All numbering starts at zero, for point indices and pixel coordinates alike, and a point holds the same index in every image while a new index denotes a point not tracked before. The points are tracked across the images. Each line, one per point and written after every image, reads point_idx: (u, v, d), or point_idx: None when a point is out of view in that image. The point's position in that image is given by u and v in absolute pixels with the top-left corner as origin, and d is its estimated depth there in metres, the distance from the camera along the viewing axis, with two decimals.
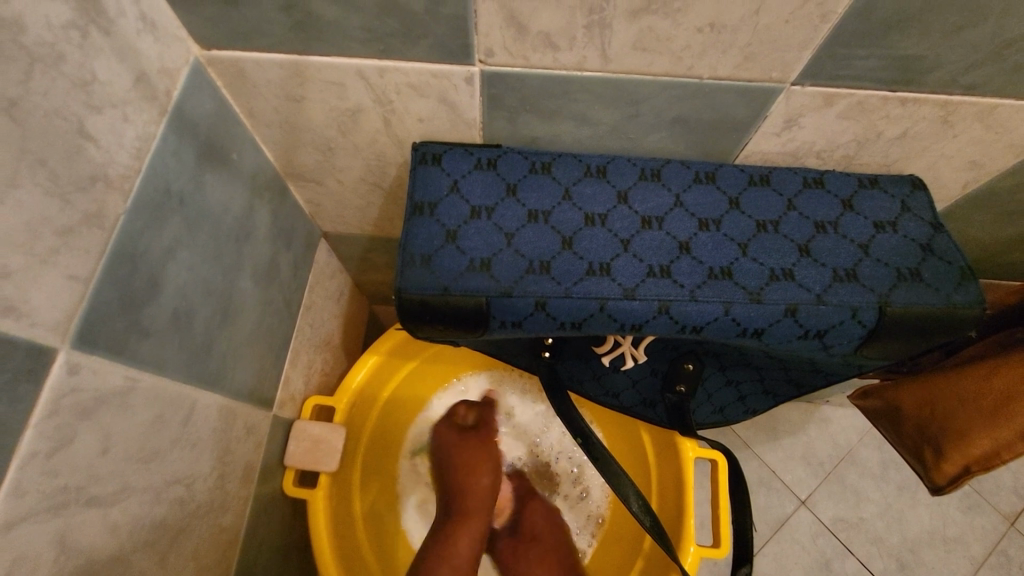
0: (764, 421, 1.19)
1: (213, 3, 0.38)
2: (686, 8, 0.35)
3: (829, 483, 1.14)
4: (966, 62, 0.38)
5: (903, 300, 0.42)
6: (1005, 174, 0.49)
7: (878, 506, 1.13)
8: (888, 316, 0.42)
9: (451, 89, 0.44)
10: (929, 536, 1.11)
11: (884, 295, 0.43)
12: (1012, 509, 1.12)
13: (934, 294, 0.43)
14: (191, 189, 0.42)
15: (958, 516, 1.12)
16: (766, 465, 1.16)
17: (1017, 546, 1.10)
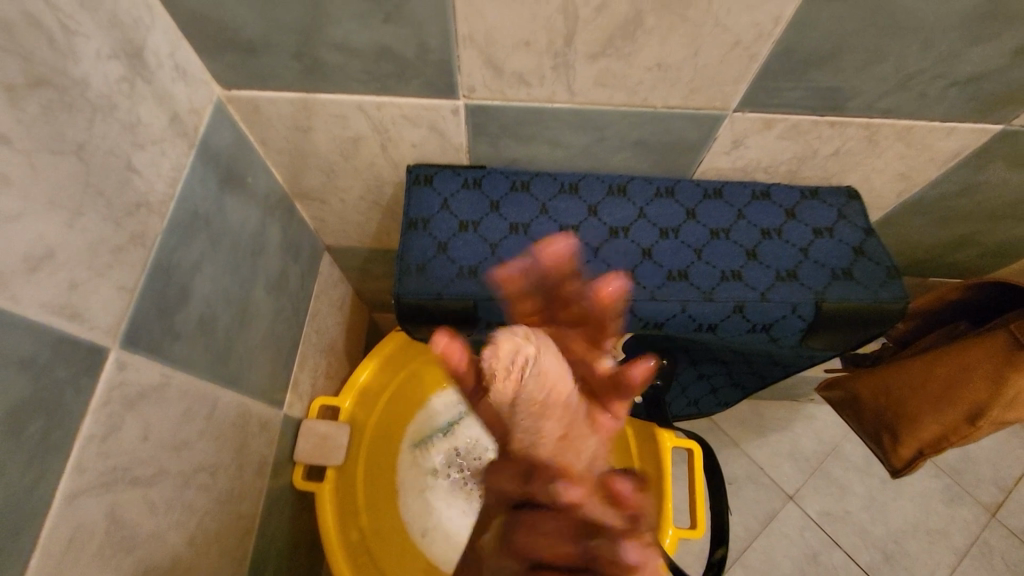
0: (750, 420, 1.25)
1: (236, 53, 0.44)
2: (637, 52, 0.42)
3: (815, 478, 1.20)
4: (878, 92, 0.44)
5: (836, 296, 0.49)
6: (932, 184, 0.55)
7: (862, 500, 1.18)
8: (825, 310, 0.48)
9: (441, 119, 0.50)
10: (913, 527, 1.16)
11: (820, 292, 0.49)
12: (992, 500, 1.18)
13: (864, 290, 0.49)
14: (214, 210, 0.49)
15: (941, 507, 1.18)
16: (753, 462, 1.21)
17: (997, 535, 1.15)
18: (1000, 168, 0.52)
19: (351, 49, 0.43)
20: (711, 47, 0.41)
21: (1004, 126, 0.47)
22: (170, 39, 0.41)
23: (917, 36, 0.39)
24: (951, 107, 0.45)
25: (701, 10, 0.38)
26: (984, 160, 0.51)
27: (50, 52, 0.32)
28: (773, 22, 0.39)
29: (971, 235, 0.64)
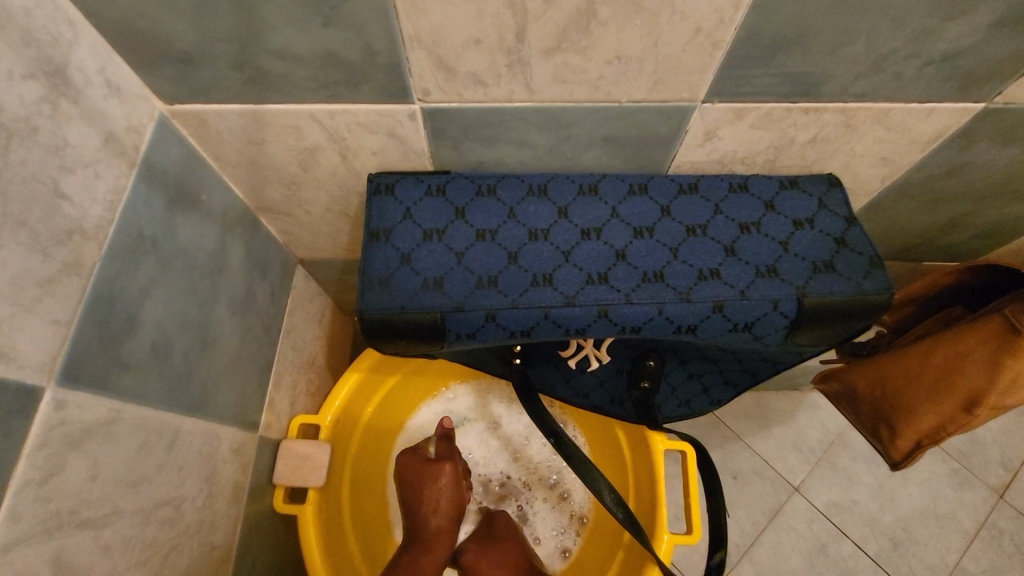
0: (752, 412, 1.23)
1: (174, 66, 0.42)
2: (593, 45, 0.39)
3: (821, 469, 1.18)
4: (851, 75, 0.42)
5: (818, 290, 0.47)
6: (917, 167, 0.53)
7: (870, 488, 1.16)
8: (807, 305, 0.46)
9: (398, 125, 0.48)
10: (922, 514, 1.14)
11: (801, 287, 0.47)
12: (1000, 482, 1.16)
13: (846, 283, 0.47)
14: (163, 231, 0.46)
15: (949, 493, 1.16)
16: (757, 455, 1.19)
17: (1007, 517, 1.13)
18: (985, 147, 0.50)
19: (293, 56, 0.41)
20: (670, 36, 0.39)
21: (986, 103, 0.45)
22: (97, 54, 0.39)
23: (886, 14, 0.37)
24: (929, 86, 0.43)
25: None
26: (969, 140, 0.49)
27: None
28: (733, 5, 0.36)
29: (960, 218, 0.61)
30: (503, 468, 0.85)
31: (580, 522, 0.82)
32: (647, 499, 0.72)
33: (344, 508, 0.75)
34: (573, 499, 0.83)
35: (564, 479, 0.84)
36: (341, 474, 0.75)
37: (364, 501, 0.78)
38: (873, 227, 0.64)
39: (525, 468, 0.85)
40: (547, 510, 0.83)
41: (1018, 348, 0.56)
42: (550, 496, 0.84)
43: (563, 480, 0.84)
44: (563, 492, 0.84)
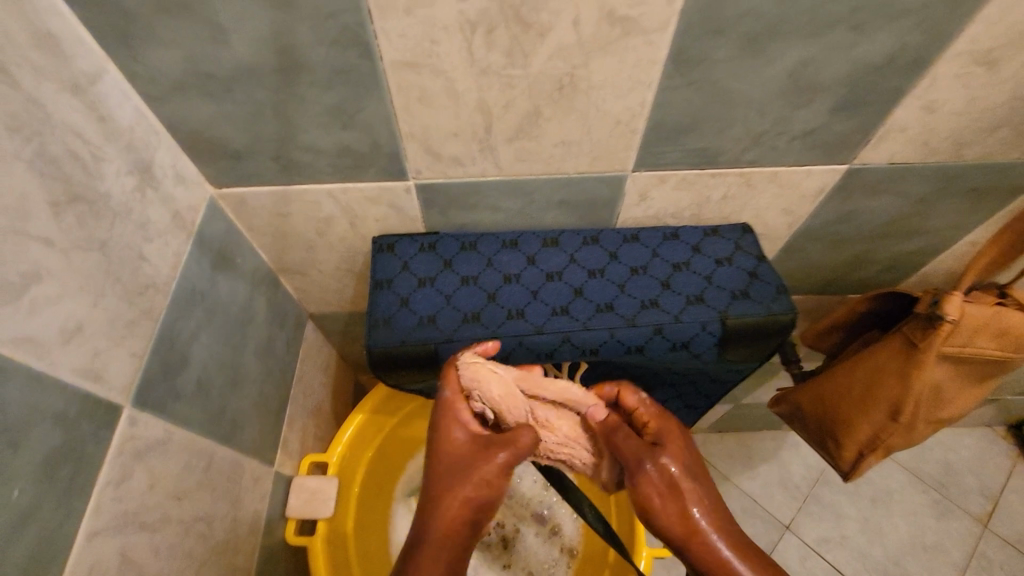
0: (740, 453, 1.35)
1: (226, 160, 0.55)
2: (542, 134, 0.53)
3: (808, 505, 1.28)
4: (739, 148, 0.55)
5: (736, 312, 0.58)
6: (813, 216, 0.66)
7: (858, 522, 1.26)
8: (729, 325, 0.57)
9: (397, 197, 0.61)
10: (911, 546, 1.24)
11: (723, 310, 0.58)
12: (982, 510, 1.28)
13: (759, 306, 0.58)
14: (208, 286, 0.58)
15: (934, 523, 1.27)
16: (746, 494, 1.29)
17: (993, 546, 1.24)
18: (861, 199, 0.64)
19: (318, 149, 0.54)
20: (599, 127, 0.52)
21: (849, 164, 0.58)
22: (171, 154, 0.52)
23: (752, 107, 0.50)
24: (800, 154, 0.56)
25: (583, 102, 0.49)
26: (847, 192, 0.62)
27: (83, 174, 0.41)
28: (640, 105, 0.50)
29: (865, 253, 0.74)
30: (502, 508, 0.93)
31: (570, 554, 0.89)
32: (626, 517, 0.80)
33: (349, 539, 0.81)
34: (563, 533, 0.90)
35: (554, 514, 0.92)
36: (347, 507, 0.82)
37: (369, 534, 0.85)
38: (796, 264, 0.77)
39: (519, 505, 0.93)
40: (540, 543, 0.91)
41: (919, 361, 0.66)
42: (543, 530, 0.91)
43: (555, 515, 0.92)
44: (554, 527, 0.91)
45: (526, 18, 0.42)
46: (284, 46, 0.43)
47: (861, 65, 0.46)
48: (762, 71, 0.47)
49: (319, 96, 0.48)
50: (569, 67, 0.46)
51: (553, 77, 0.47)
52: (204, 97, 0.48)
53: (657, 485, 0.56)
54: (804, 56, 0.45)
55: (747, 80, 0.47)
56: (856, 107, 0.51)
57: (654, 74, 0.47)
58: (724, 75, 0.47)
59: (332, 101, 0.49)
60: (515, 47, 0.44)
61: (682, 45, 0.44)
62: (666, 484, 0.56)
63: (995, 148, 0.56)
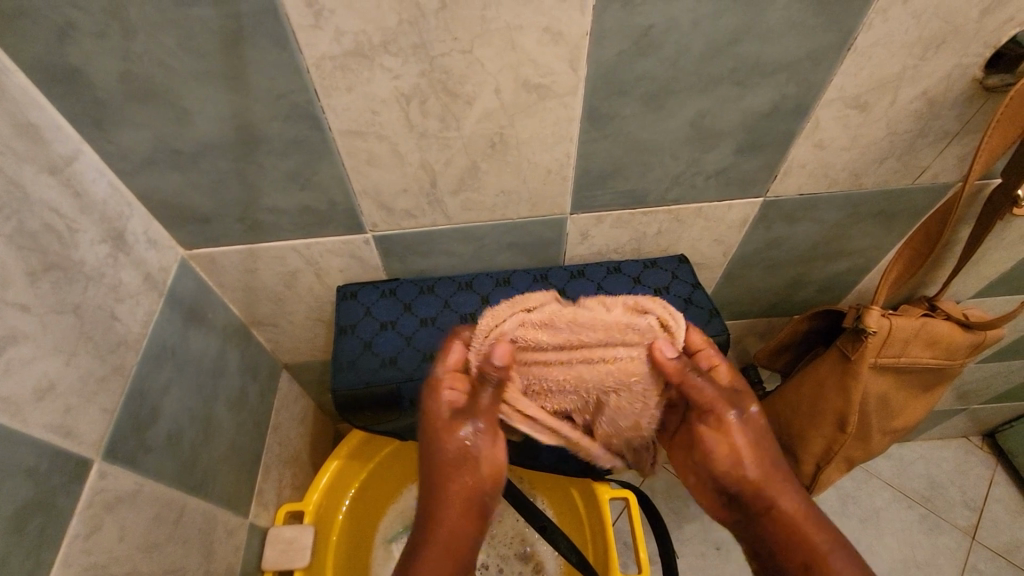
0: None
1: (195, 224, 0.60)
2: (483, 185, 0.59)
3: None
4: (663, 188, 0.62)
5: None
6: (744, 244, 0.72)
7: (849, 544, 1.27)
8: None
9: (357, 249, 0.66)
10: (904, 564, 1.24)
11: None
12: (968, 523, 1.30)
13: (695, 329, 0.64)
14: (178, 342, 0.61)
15: (924, 539, 1.28)
16: None
17: (983, 559, 1.25)
18: (783, 226, 0.70)
19: (280, 210, 0.59)
20: (533, 176, 0.58)
21: (764, 197, 0.65)
22: (144, 222, 0.57)
23: (666, 152, 0.57)
24: (718, 191, 0.63)
25: (515, 156, 0.55)
26: (768, 222, 0.69)
27: (59, 245, 0.46)
28: (567, 155, 0.56)
29: (800, 275, 0.80)
30: (485, 550, 0.93)
31: None
32: (601, 547, 0.81)
33: None
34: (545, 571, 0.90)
35: (536, 552, 0.92)
36: (324, 557, 0.83)
37: None
38: (738, 288, 0.82)
39: (501, 547, 0.93)
40: None
41: (856, 371, 0.70)
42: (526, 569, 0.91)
43: (537, 552, 0.92)
44: (535, 566, 0.92)
45: (453, 89, 0.48)
46: (242, 122, 0.49)
47: (751, 112, 0.53)
48: (668, 122, 0.53)
49: (277, 163, 0.54)
50: (498, 127, 0.52)
51: (485, 136, 0.53)
52: (173, 170, 0.53)
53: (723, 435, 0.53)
54: (701, 107, 0.52)
55: (656, 130, 0.54)
56: (757, 148, 0.58)
57: (574, 129, 0.53)
58: (635, 127, 0.54)
59: (290, 166, 0.54)
60: (447, 113, 0.50)
61: (593, 104, 0.51)
62: (723, 451, 0.52)
63: (889, 176, 0.63)
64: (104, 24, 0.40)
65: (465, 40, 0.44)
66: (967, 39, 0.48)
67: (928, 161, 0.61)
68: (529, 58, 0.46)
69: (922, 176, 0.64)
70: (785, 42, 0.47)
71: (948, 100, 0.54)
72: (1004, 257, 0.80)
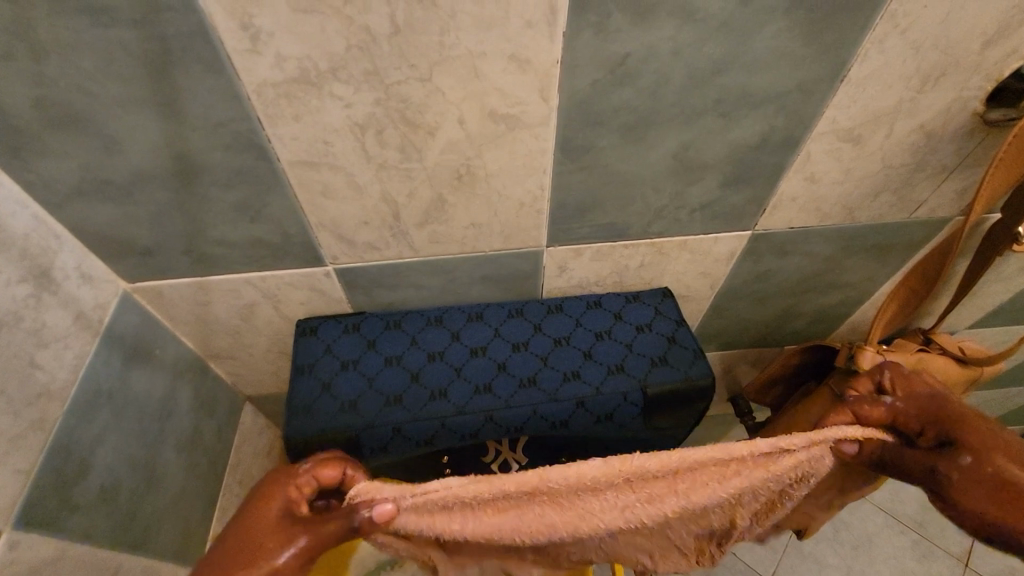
0: None
1: (136, 256, 0.55)
2: (451, 219, 0.54)
3: (790, 557, 1.25)
4: (644, 222, 0.58)
5: (656, 380, 0.59)
6: (730, 277, 0.68)
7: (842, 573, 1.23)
8: (650, 393, 0.58)
9: (317, 282, 0.61)
10: None
11: (642, 379, 0.59)
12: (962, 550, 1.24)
13: (677, 371, 0.60)
14: (119, 385, 0.56)
15: (916, 568, 1.24)
16: None
17: None
18: (772, 259, 0.66)
19: (229, 242, 0.54)
20: (504, 209, 0.54)
21: (752, 231, 0.61)
22: (76, 255, 0.52)
23: (647, 185, 0.53)
24: (704, 224, 0.59)
25: (484, 188, 0.51)
26: (757, 255, 0.65)
27: None
28: (541, 188, 0.52)
29: (790, 307, 0.77)
30: None
31: None
32: None
33: None
34: None
35: None
36: None
37: None
38: (727, 321, 0.79)
39: None
40: None
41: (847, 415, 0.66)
42: None
43: None
44: None
45: (412, 118, 0.44)
46: (179, 152, 0.44)
47: (738, 145, 0.50)
48: (649, 154, 0.49)
49: (223, 194, 0.49)
50: (464, 159, 0.48)
51: (449, 168, 0.48)
52: (105, 202, 0.48)
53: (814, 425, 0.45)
54: (685, 139, 0.48)
55: (636, 163, 0.50)
56: (745, 182, 0.54)
57: (547, 161, 0.49)
58: (613, 159, 0.50)
59: (237, 199, 0.49)
60: (408, 144, 0.46)
61: (567, 135, 0.47)
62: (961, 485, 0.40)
63: (884, 209, 0.59)
64: (9, 46, 0.36)
65: (423, 68, 0.40)
66: (968, 72, 0.45)
67: (924, 196, 0.58)
68: (495, 86, 0.42)
69: (918, 211, 0.60)
70: (773, 73, 0.43)
71: (947, 134, 0.50)
72: (1000, 288, 0.77)
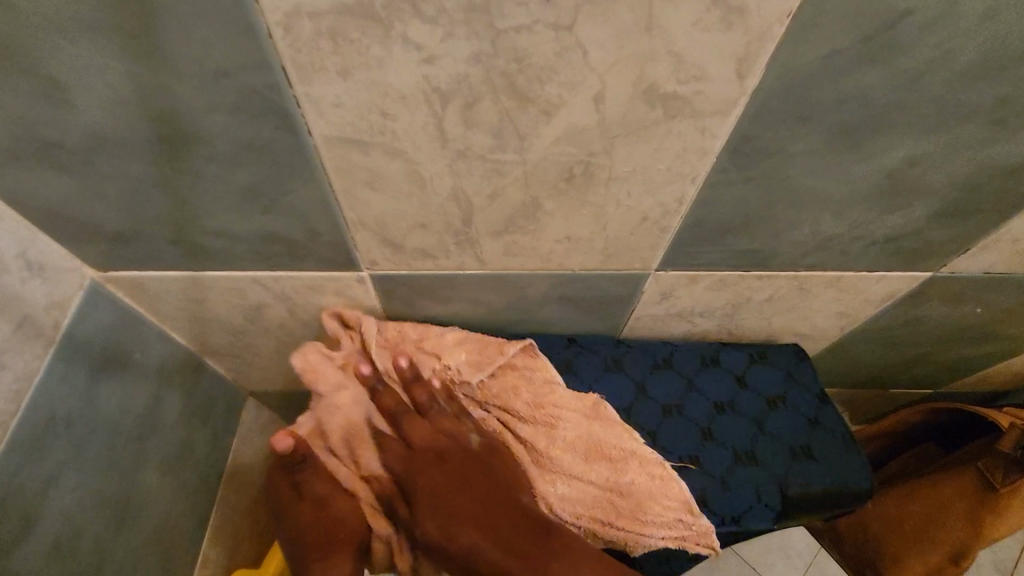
0: None
1: (107, 242, 0.40)
2: (541, 228, 0.39)
3: None
4: (799, 251, 0.42)
5: (801, 481, 0.48)
6: (873, 319, 0.53)
7: None
8: (791, 497, 0.48)
9: (347, 287, 0.47)
10: None
11: (783, 476, 0.49)
12: None
13: (829, 470, 0.49)
14: (82, 407, 0.43)
15: None
16: None
17: None
18: (938, 304, 0.50)
19: (232, 234, 0.39)
20: (618, 222, 0.38)
21: (934, 273, 0.45)
22: (19, 239, 0.37)
23: (828, 208, 0.37)
24: (876, 260, 0.43)
25: (600, 195, 0.35)
26: (920, 299, 0.49)
27: None
28: (679, 200, 0.36)
29: (921, 354, 0.61)
30: None
31: None
32: None
33: None
34: None
35: None
36: None
37: None
38: (841, 362, 0.63)
39: None
40: None
41: (996, 506, 0.54)
42: None
43: None
44: None
45: (525, 88, 0.28)
46: (163, 113, 0.29)
47: (984, 167, 0.34)
48: (852, 169, 0.34)
49: (223, 174, 0.33)
50: (584, 154, 0.32)
51: (560, 163, 0.33)
52: (55, 171, 0.33)
53: (478, 501, 0.44)
54: (917, 152, 0.32)
55: (829, 177, 0.34)
56: (961, 214, 0.38)
57: (703, 167, 0.33)
58: (800, 169, 0.34)
59: (244, 182, 0.34)
60: (506, 125, 0.30)
61: (747, 133, 0.31)
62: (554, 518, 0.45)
63: None
64: None
65: (563, 7, 0.24)
66: None
67: None
68: (669, 49, 0.26)
69: None
70: None
71: None
72: None
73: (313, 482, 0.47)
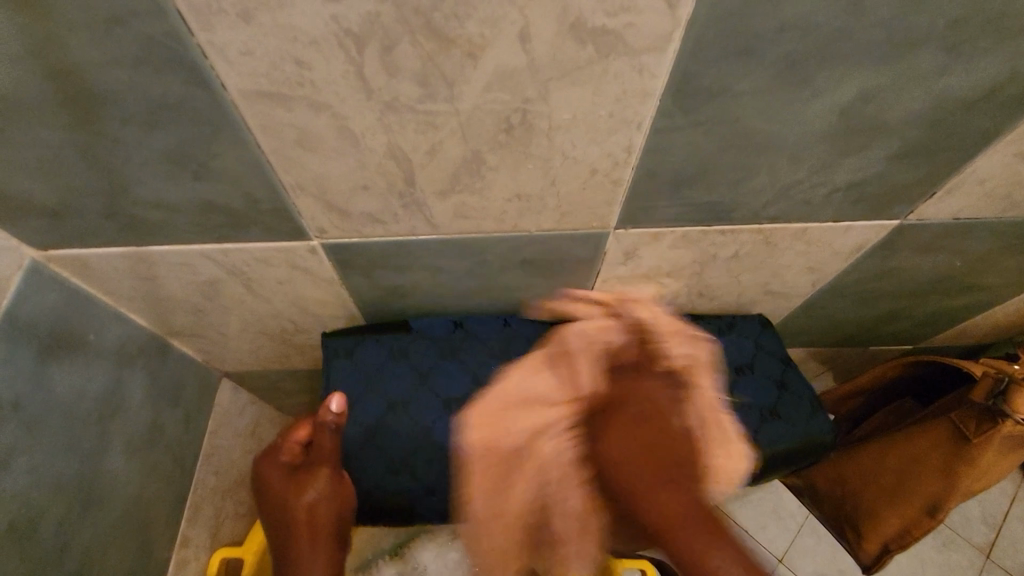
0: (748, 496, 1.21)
1: (40, 218, 0.38)
2: (488, 186, 0.37)
3: None
4: (760, 202, 0.40)
5: (770, 441, 0.54)
6: (845, 273, 0.52)
7: None
8: (762, 456, 0.54)
9: (300, 258, 0.45)
10: None
11: (755, 438, 0.54)
12: None
13: (795, 428, 0.55)
14: (31, 390, 0.42)
15: None
16: None
17: None
18: (909, 254, 0.49)
19: (168, 205, 0.38)
20: (566, 177, 0.37)
21: (901, 220, 0.44)
22: None
23: (784, 152, 0.35)
24: (841, 209, 0.42)
25: (543, 146, 0.34)
26: (891, 250, 0.48)
27: None
28: (627, 150, 0.34)
29: (900, 308, 0.60)
30: None
31: None
32: None
33: None
34: None
35: None
36: None
37: None
38: (818, 320, 0.62)
39: None
40: None
41: (971, 457, 0.54)
42: None
43: None
44: None
45: (443, 28, 0.26)
46: (63, 68, 0.27)
47: (940, 102, 0.32)
48: (803, 110, 0.32)
49: (143, 137, 0.32)
50: (519, 101, 0.30)
51: (495, 114, 0.31)
52: None
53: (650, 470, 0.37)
54: (869, 88, 0.31)
55: (780, 120, 0.33)
56: (923, 154, 0.36)
57: (647, 111, 0.31)
58: (748, 112, 0.32)
59: (166, 145, 0.32)
60: (431, 71, 0.28)
61: (687, 71, 0.29)
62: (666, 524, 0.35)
63: None
64: None
65: None
66: None
67: None
68: None
69: None
70: None
71: None
72: None
73: (275, 476, 0.51)
